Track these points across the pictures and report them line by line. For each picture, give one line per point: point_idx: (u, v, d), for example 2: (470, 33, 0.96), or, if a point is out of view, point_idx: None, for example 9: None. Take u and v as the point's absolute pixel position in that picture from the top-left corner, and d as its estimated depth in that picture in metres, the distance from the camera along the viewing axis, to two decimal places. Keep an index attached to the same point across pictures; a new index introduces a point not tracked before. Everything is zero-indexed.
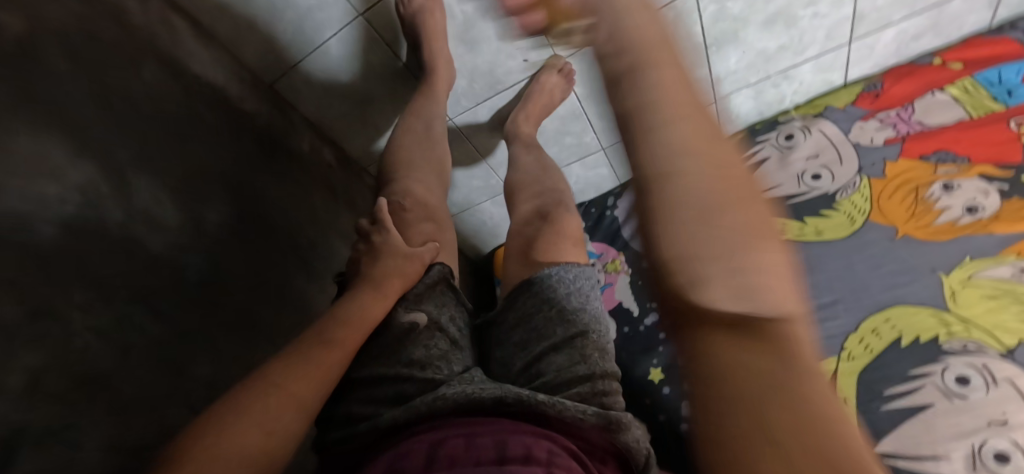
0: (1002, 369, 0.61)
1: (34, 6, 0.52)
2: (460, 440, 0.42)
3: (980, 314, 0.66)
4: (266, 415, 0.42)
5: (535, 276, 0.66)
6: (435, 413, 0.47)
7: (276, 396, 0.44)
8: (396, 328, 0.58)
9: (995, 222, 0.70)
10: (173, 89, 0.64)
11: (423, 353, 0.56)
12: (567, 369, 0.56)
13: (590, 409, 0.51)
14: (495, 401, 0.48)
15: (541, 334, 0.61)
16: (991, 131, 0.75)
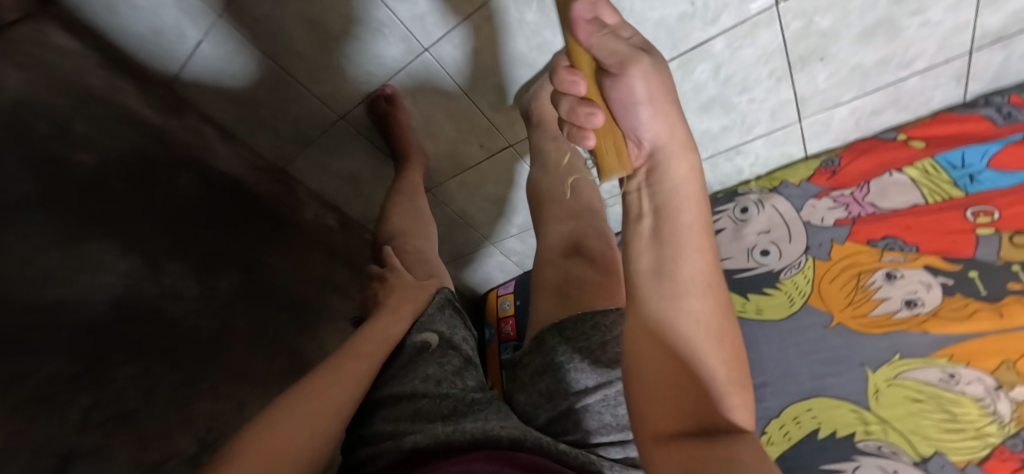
0: None
1: (103, 144, 0.70)
2: None
3: (899, 417, 0.66)
4: (300, 421, 0.40)
5: (574, 317, 0.53)
6: (451, 443, 0.43)
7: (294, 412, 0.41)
8: (410, 351, 0.54)
9: (931, 319, 0.68)
10: (202, 184, 0.82)
11: (437, 371, 0.52)
12: (596, 428, 0.46)
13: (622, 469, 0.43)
14: (511, 441, 0.43)
15: (570, 384, 0.50)
16: (944, 220, 0.72)
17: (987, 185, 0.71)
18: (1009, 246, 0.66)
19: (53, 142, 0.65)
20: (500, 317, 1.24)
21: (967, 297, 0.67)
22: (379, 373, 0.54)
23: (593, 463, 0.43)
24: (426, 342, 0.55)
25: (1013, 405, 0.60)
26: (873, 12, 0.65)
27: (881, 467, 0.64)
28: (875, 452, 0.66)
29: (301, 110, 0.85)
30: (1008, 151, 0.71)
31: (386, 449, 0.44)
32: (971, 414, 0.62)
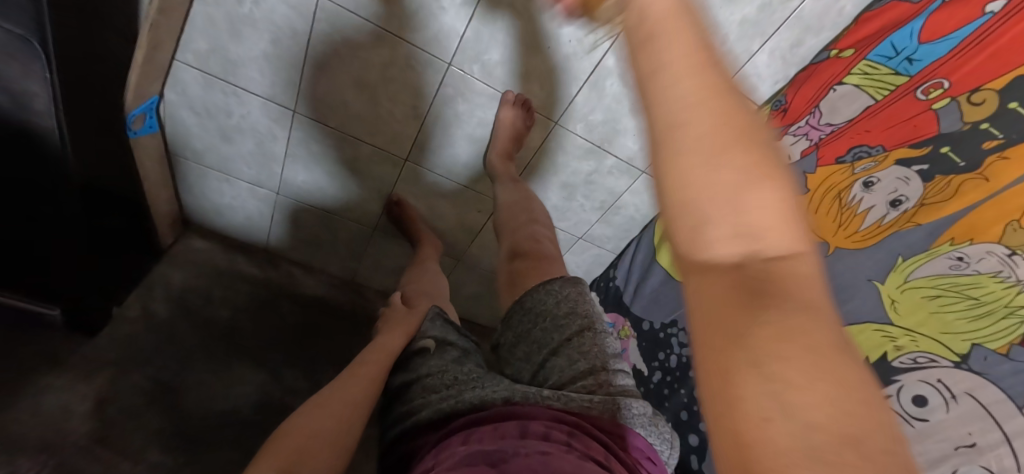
0: (957, 382, 0.56)
1: (232, 301, 1.04)
2: (485, 429, 0.44)
3: (924, 321, 0.61)
4: (324, 412, 0.50)
5: (524, 292, 0.64)
6: (456, 411, 0.50)
7: (313, 425, 0.48)
8: (415, 356, 0.63)
9: (920, 211, 0.64)
10: (296, 308, 1.11)
11: (437, 362, 0.60)
12: (568, 369, 0.53)
13: (599, 396, 0.49)
14: (503, 399, 0.49)
15: (542, 342, 0.58)
16: (897, 110, 0.70)
17: (928, 60, 0.69)
18: (969, 107, 0.62)
19: (204, 308, 1.00)
20: None
21: (947, 175, 0.63)
22: (391, 374, 0.64)
23: (574, 400, 0.48)
24: (426, 345, 0.63)
25: None
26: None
27: (924, 381, 0.58)
28: (914, 366, 0.60)
29: (347, 232, 1.14)
30: (933, 21, 0.69)
31: (408, 432, 0.53)
32: (995, 290, 0.55)
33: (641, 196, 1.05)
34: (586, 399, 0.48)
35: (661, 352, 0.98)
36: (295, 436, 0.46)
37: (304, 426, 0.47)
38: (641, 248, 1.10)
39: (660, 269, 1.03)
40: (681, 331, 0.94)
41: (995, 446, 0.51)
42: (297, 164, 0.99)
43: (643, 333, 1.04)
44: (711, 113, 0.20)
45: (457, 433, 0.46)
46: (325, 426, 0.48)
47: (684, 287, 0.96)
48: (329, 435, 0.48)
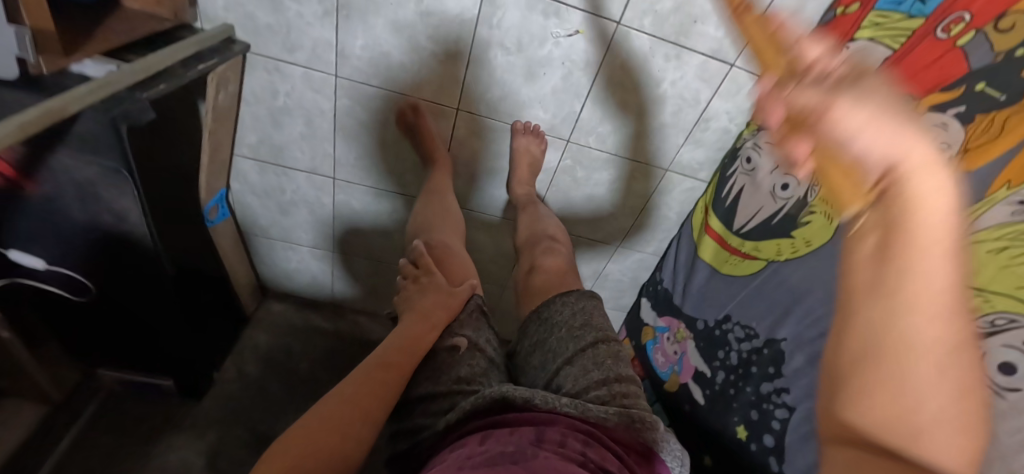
0: None
1: (309, 354, 1.16)
2: (503, 433, 0.46)
3: (996, 277, 0.50)
4: (339, 421, 0.51)
5: (544, 304, 0.68)
6: (472, 412, 0.52)
7: (329, 423, 0.50)
8: (442, 353, 0.64)
9: (966, 157, 0.57)
10: (364, 353, 1.20)
11: (467, 371, 0.61)
12: (582, 377, 0.55)
13: (613, 408, 0.50)
14: (522, 399, 0.50)
15: (559, 351, 0.60)
16: (921, 54, 0.66)
17: None
18: (997, 36, 0.57)
19: (286, 363, 1.13)
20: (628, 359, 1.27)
21: (989, 113, 0.56)
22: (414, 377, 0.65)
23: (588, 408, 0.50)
24: (456, 344, 0.65)
25: None
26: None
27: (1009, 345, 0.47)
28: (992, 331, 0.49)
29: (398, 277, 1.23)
30: None
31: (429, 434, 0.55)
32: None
33: (672, 193, 1.03)
34: (600, 411, 0.50)
35: (720, 351, 0.93)
36: (311, 435, 0.48)
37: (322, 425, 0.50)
38: (684, 245, 1.07)
39: (705, 264, 1.00)
40: (736, 325, 0.90)
41: None
42: (346, 222, 1.09)
43: (699, 333, 1.00)
44: (954, 271, 0.23)
45: (473, 435, 0.48)
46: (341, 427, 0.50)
47: (733, 279, 0.92)
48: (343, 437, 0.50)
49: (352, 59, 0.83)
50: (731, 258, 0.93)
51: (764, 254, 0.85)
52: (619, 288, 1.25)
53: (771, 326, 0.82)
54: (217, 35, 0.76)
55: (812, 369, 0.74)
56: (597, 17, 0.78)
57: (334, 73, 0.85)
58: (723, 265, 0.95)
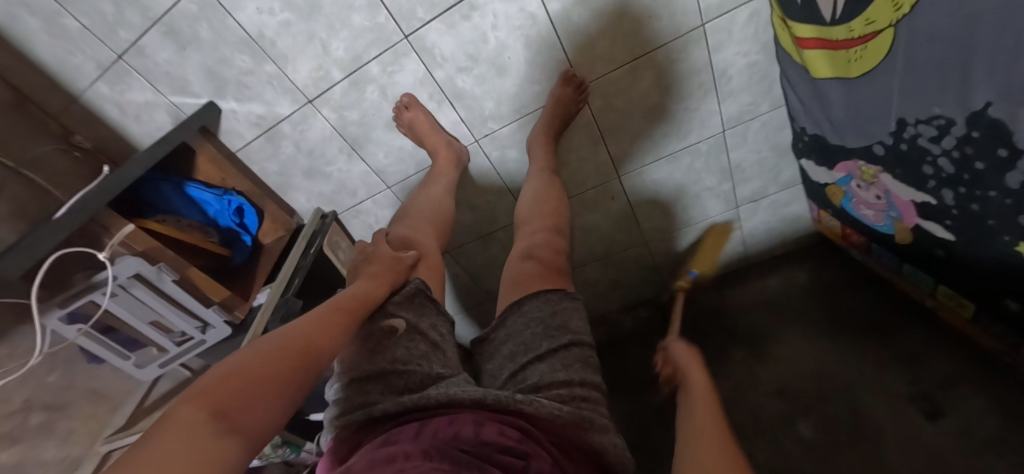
0: None
1: None
2: (443, 427, 0.50)
3: None
4: (268, 359, 0.52)
5: (525, 296, 0.74)
6: (418, 404, 0.55)
7: (261, 387, 0.49)
8: (380, 332, 0.67)
9: None
10: None
11: (403, 353, 0.64)
12: (550, 375, 0.61)
13: (567, 405, 0.56)
14: (474, 398, 0.54)
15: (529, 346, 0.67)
16: None
17: None
18: None
19: None
20: (841, 231, 0.98)
21: None
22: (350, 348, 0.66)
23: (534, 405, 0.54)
24: (394, 326, 0.68)
25: None
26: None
27: None
28: None
29: None
30: None
31: (358, 416, 0.56)
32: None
33: (733, 40, 0.81)
34: (554, 413, 0.54)
35: (925, 164, 0.66)
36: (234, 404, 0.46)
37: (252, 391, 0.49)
38: (793, 76, 0.80)
39: (831, 82, 0.73)
40: (918, 121, 0.62)
41: None
42: (481, 277, 1.23)
43: (886, 160, 0.72)
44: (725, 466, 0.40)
45: (413, 423, 0.52)
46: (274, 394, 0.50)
47: (871, 76, 0.65)
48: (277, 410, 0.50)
49: (386, 170, 0.97)
50: (852, 53, 0.66)
51: (884, 22, 0.58)
52: (769, 170, 1.00)
53: (958, 98, 0.55)
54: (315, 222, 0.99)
55: None
56: None
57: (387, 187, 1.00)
58: (851, 68, 0.68)
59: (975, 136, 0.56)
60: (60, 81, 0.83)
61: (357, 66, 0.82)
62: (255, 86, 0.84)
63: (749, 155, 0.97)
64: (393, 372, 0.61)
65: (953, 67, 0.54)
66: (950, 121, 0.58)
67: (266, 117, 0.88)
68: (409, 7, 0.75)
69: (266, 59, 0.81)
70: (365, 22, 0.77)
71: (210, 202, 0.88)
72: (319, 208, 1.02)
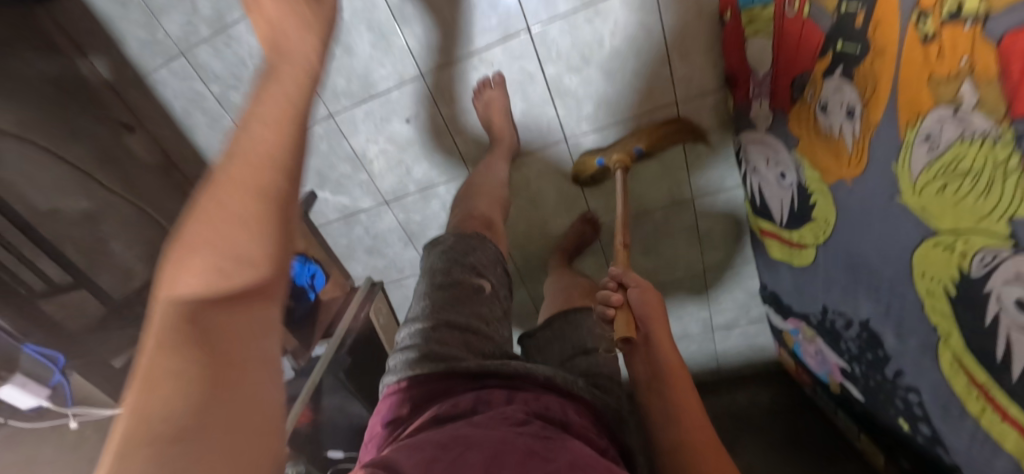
0: None
1: None
2: (522, 399, 0.60)
3: (956, 217, 0.49)
4: (228, 225, 0.27)
5: (571, 308, 0.87)
6: (496, 372, 0.65)
7: (232, 200, 0.27)
8: (463, 287, 0.76)
9: (870, 112, 0.56)
10: None
11: (483, 314, 0.75)
12: (593, 370, 0.74)
13: (607, 400, 0.68)
14: (544, 380, 0.65)
15: (574, 345, 0.80)
16: (790, 34, 0.65)
17: None
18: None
19: None
20: (795, 369, 1.17)
21: (860, 67, 0.55)
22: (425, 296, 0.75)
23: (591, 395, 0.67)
24: (477, 286, 0.77)
25: (981, 113, 0.43)
26: (590, 74, 0.88)
27: (1011, 283, 0.46)
28: (991, 267, 0.48)
29: None
30: None
31: (441, 368, 0.65)
32: (976, 155, 0.45)
33: (714, 213, 1.05)
34: (604, 400, 0.68)
35: (840, 342, 0.85)
36: (191, 258, 0.26)
37: (212, 217, 0.27)
38: (757, 249, 1.02)
39: (778, 262, 0.95)
40: (834, 312, 0.82)
41: None
42: None
43: (817, 328, 0.92)
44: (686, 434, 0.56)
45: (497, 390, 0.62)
46: (265, 195, 0.28)
47: (802, 269, 0.87)
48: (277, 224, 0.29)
49: None
50: (790, 249, 0.88)
51: (810, 239, 0.80)
52: (739, 306, 1.22)
53: (851, 309, 0.76)
54: (365, 289, 1.21)
55: (903, 346, 0.67)
56: (549, 145, 0.99)
57: None
58: (794, 258, 0.89)
59: (864, 336, 0.76)
60: (206, 158, 1.13)
61: (429, 185, 1.08)
62: (348, 185, 1.10)
63: (725, 292, 1.19)
64: (473, 335, 0.71)
65: (848, 290, 0.76)
66: (851, 321, 0.78)
67: (349, 206, 1.14)
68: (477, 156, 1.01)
69: (362, 170, 1.07)
70: (443, 159, 1.03)
71: (293, 264, 1.10)
72: (370, 276, 1.26)
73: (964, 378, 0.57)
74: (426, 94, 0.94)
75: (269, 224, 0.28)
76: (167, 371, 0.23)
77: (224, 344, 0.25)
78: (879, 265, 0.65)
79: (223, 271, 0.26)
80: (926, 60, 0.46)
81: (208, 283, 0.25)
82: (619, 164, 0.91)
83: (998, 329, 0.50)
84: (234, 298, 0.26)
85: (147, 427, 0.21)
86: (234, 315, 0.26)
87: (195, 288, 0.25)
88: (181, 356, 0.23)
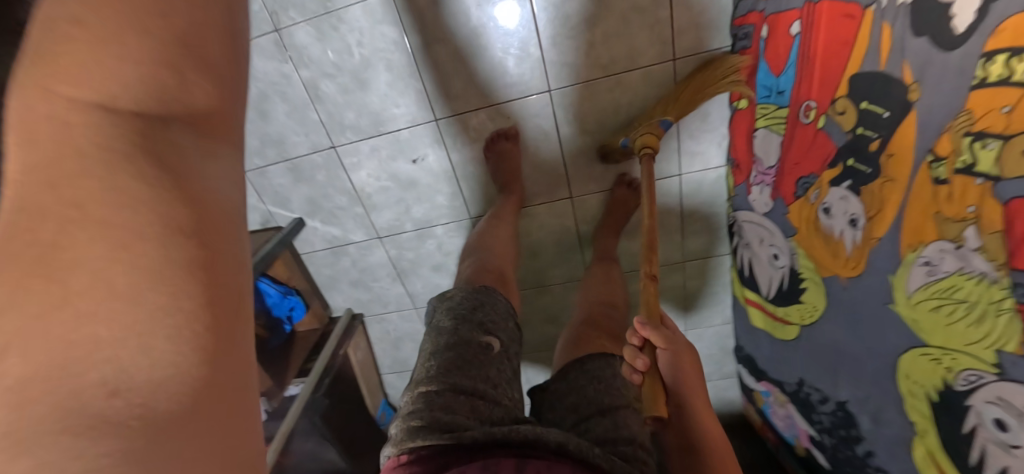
0: (1016, 399, 0.49)
1: None
2: (539, 469, 0.53)
3: (947, 338, 0.54)
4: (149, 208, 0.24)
5: (591, 353, 0.77)
6: (505, 440, 0.58)
7: (52, 109, 0.23)
8: (475, 347, 0.71)
9: (873, 226, 0.61)
10: None
11: (493, 374, 0.70)
12: (613, 432, 0.64)
13: (632, 468, 0.59)
14: (557, 446, 0.57)
15: (593, 399, 0.70)
16: (800, 138, 0.70)
17: (790, 87, 0.69)
18: (840, 118, 0.61)
19: None
20: (760, 425, 1.23)
21: (868, 185, 0.60)
22: (434, 356, 0.71)
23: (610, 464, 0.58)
24: (489, 344, 0.72)
25: (981, 255, 0.48)
26: (603, 139, 0.91)
27: (991, 401, 0.52)
28: (974, 386, 0.53)
29: None
30: (772, 57, 0.71)
31: (443, 438, 0.58)
32: (974, 290, 0.50)
33: (702, 276, 1.09)
34: (626, 472, 0.58)
35: (813, 413, 0.90)
36: (56, 202, 0.22)
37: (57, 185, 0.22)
38: (738, 314, 1.07)
39: (759, 331, 1.00)
40: (810, 386, 0.88)
41: None
42: None
43: (791, 396, 0.97)
44: None
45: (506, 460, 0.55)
46: (114, 97, 0.24)
47: (781, 342, 0.93)
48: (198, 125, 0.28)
49: (419, 296, 1.17)
50: (772, 322, 0.93)
51: (795, 318, 0.85)
52: (714, 362, 1.27)
53: (829, 388, 0.82)
54: (345, 322, 1.16)
55: (879, 431, 0.73)
56: (555, 197, 1.00)
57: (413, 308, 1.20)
58: (775, 331, 0.94)
59: (839, 414, 0.81)
60: None
61: (426, 225, 1.05)
62: (341, 217, 1.06)
63: (702, 347, 1.24)
64: (480, 398, 0.65)
65: (827, 371, 0.81)
66: (827, 398, 0.83)
67: (339, 237, 1.09)
68: (478, 204, 1.01)
69: (358, 203, 1.03)
70: (445, 201, 1.01)
71: (271, 295, 1.05)
72: (350, 308, 1.21)
73: (937, 473, 0.62)
74: (437, 137, 0.93)
75: (184, 225, 0.24)
76: (81, 394, 0.20)
77: (93, 299, 0.22)
78: (863, 357, 0.70)
79: (81, 201, 0.22)
80: (934, 198, 0.51)
81: (104, 252, 0.22)
82: (646, 149, 0.81)
83: (975, 438, 0.55)
84: (170, 205, 0.24)
85: (88, 470, 0.19)
86: (201, 243, 0.25)
87: (86, 253, 0.22)
88: (84, 357, 0.21)
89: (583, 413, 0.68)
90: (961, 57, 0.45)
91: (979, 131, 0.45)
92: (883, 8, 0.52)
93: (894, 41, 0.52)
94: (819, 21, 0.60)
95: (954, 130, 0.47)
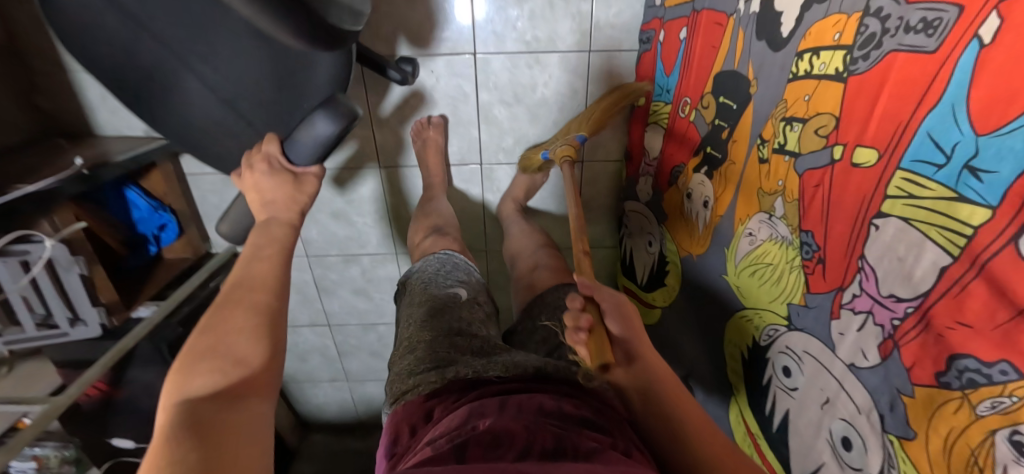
0: (796, 345, 0.59)
1: None
2: (523, 397, 0.48)
3: (759, 298, 0.65)
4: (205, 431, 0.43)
5: (544, 290, 0.80)
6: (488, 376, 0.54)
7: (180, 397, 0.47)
8: (443, 301, 0.72)
9: (718, 205, 0.71)
10: None
11: (465, 318, 0.70)
12: None
13: (611, 379, 0.57)
14: (536, 371, 0.54)
15: (561, 328, 0.69)
16: (678, 130, 0.80)
17: (674, 86, 0.80)
18: (704, 112, 0.72)
19: None
20: None
21: (718, 169, 0.71)
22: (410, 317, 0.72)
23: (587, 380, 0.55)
24: (455, 296, 0.74)
25: (783, 221, 0.59)
26: (518, 112, 0.98)
27: (781, 351, 0.62)
28: (772, 339, 0.63)
29: None
30: (664, 60, 0.82)
31: (431, 377, 0.56)
32: (778, 253, 0.60)
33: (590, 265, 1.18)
34: (603, 382, 0.56)
35: None
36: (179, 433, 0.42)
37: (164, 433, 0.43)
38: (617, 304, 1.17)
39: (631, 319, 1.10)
40: None
41: (838, 394, 0.53)
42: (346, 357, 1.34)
43: None
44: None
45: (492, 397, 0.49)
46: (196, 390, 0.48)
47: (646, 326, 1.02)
48: (240, 396, 0.49)
49: (312, 243, 1.14)
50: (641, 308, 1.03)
51: (658, 301, 0.95)
52: None
53: (676, 365, 0.91)
54: (224, 257, 1.09)
55: (707, 399, 0.82)
56: (465, 162, 1.04)
57: (304, 256, 1.15)
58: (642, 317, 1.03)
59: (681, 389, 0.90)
60: (61, 59, 0.94)
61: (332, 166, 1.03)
62: None
63: None
64: (457, 335, 0.65)
65: (676, 348, 0.90)
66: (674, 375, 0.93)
67: None
68: (412, 153, 1.02)
69: None
70: (356, 144, 1.01)
71: (141, 208, 0.96)
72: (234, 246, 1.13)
73: (743, 428, 0.72)
74: (358, 77, 0.93)
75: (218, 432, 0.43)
76: None
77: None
78: (701, 328, 0.80)
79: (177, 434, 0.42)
80: (759, 175, 0.62)
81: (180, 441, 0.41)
82: (565, 157, 0.86)
83: (769, 388, 0.65)
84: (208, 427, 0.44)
85: None
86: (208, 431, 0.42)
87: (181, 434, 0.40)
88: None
89: (555, 342, 0.68)
90: (784, 57, 0.57)
91: (790, 116, 0.56)
92: (741, 16, 0.64)
93: (745, 45, 0.63)
94: (698, 28, 0.72)
95: (775, 116, 0.59)
